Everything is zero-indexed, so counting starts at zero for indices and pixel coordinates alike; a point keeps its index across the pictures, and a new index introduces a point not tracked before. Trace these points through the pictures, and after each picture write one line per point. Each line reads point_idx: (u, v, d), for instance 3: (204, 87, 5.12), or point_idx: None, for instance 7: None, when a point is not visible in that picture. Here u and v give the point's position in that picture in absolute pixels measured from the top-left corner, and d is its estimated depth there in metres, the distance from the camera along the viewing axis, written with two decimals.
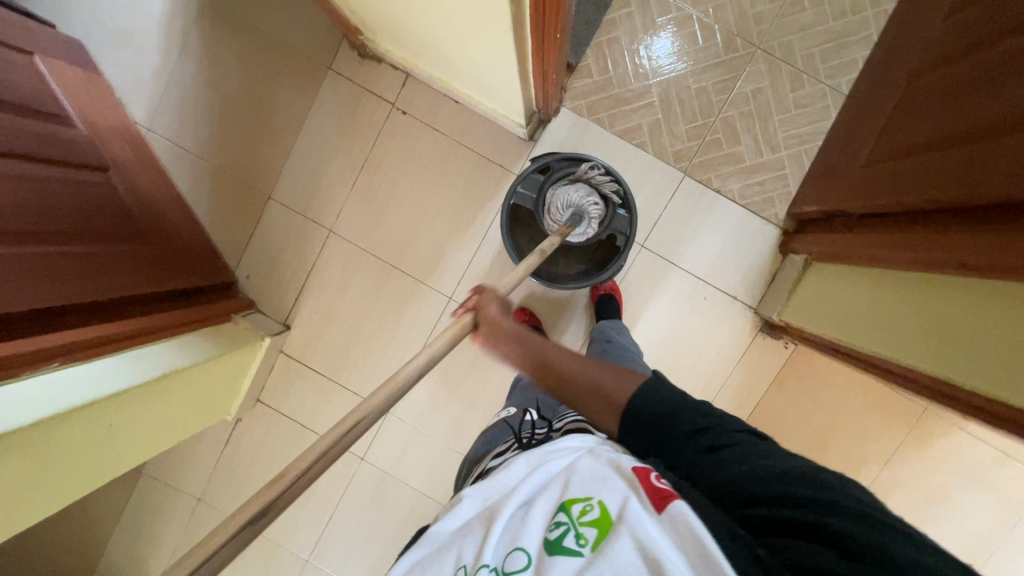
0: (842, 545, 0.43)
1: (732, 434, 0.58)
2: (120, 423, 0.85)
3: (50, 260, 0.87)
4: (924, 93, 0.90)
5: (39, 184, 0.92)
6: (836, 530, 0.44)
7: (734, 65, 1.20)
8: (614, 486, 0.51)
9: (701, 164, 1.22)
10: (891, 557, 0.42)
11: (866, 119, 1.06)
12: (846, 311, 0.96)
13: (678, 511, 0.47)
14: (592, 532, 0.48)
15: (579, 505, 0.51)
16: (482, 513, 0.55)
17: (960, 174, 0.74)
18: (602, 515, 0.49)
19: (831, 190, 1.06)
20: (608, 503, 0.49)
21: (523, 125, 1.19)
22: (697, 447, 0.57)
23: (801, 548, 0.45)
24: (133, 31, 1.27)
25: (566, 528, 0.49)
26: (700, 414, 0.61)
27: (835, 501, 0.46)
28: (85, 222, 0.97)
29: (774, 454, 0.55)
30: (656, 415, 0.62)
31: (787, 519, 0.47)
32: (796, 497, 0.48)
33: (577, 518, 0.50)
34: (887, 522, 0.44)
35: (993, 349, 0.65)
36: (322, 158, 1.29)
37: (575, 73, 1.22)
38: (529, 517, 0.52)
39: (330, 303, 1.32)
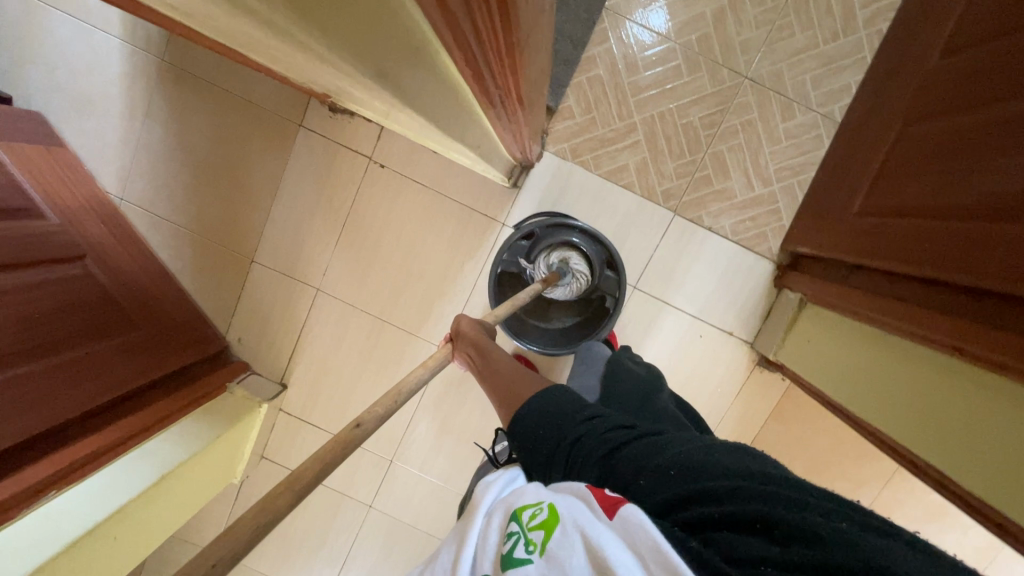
0: (768, 532, 0.41)
1: (623, 434, 0.57)
2: (126, 533, 0.86)
3: (43, 377, 0.86)
4: (920, 146, 0.86)
5: (24, 293, 0.90)
6: (756, 514, 0.43)
7: (721, 97, 1.15)
8: (566, 497, 0.49)
9: (691, 202, 1.19)
10: (814, 532, 0.40)
11: (860, 155, 1.01)
12: (840, 367, 0.95)
13: (628, 512, 0.45)
14: (540, 536, 0.46)
15: (528, 511, 0.48)
16: (445, 545, 0.51)
17: (956, 252, 0.71)
18: (550, 516, 0.47)
19: (827, 233, 1.03)
20: (557, 504, 0.48)
21: (506, 175, 1.15)
22: (592, 456, 0.55)
23: (734, 540, 0.42)
24: (92, 97, 1.21)
25: (516, 538, 0.46)
26: (580, 421, 0.60)
27: (744, 487, 0.45)
28: (74, 325, 0.96)
29: (663, 446, 0.54)
30: (547, 440, 0.60)
31: (709, 513, 0.44)
32: (709, 492, 0.46)
33: (528, 525, 0.47)
34: (798, 497, 0.43)
35: (992, 452, 0.63)
36: (302, 217, 1.26)
37: (556, 115, 1.17)
38: (485, 539, 0.48)
39: (324, 359, 1.32)
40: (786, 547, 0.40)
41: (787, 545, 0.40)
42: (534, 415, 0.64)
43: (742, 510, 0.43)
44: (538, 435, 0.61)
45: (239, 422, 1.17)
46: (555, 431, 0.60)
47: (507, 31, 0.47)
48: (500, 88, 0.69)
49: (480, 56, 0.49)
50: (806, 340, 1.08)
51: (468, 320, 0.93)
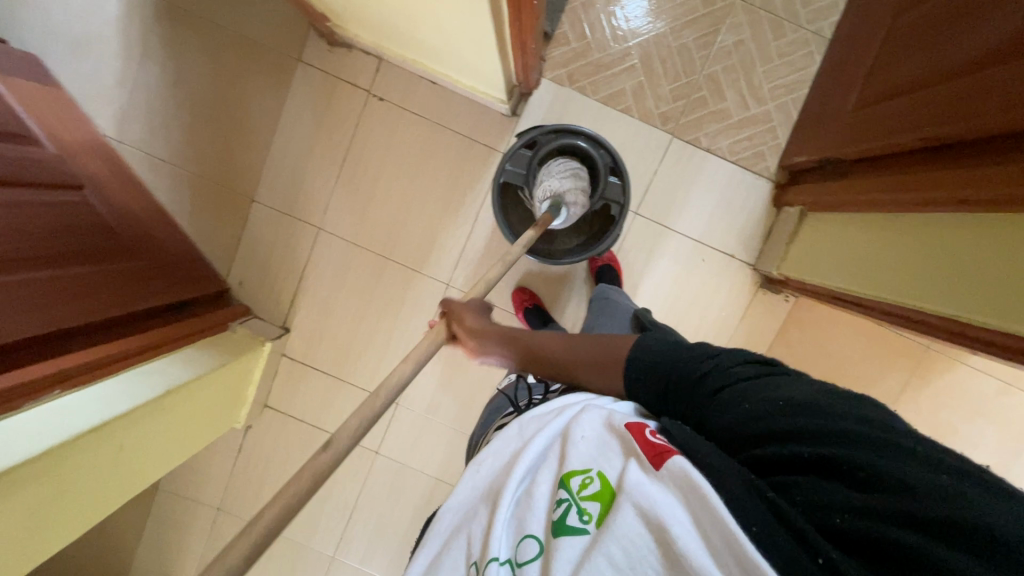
0: (854, 476, 0.42)
1: (747, 371, 0.55)
2: (131, 443, 0.85)
3: (36, 286, 0.85)
4: (911, 30, 0.88)
5: (21, 208, 0.89)
6: (849, 463, 0.42)
7: (713, 19, 1.17)
8: (614, 458, 0.51)
9: (688, 124, 1.20)
10: (905, 481, 0.40)
11: (853, 59, 1.03)
12: (844, 259, 0.96)
13: (677, 465, 0.46)
14: (593, 505, 0.48)
15: (579, 479, 0.51)
16: (487, 501, 0.55)
17: (955, 108, 0.73)
18: (603, 488, 0.49)
19: (824, 137, 1.05)
20: (607, 473, 0.50)
21: (505, 102, 1.16)
22: (701, 395, 0.55)
23: (817, 484, 0.43)
24: (89, 38, 1.21)
25: (567, 505, 0.49)
26: (699, 358, 0.58)
27: (846, 429, 0.44)
28: (69, 245, 0.95)
29: (785, 382, 0.52)
30: (657, 376, 0.59)
31: (801, 454, 0.45)
32: (807, 433, 0.46)
33: (578, 493, 0.50)
34: (906, 446, 0.42)
35: (1006, 277, 0.63)
36: (301, 154, 1.25)
37: (552, 42, 1.19)
38: (533, 497, 0.52)
39: (326, 300, 1.31)
40: (871, 497, 0.41)
41: (870, 493, 0.41)
42: (644, 353, 0.62)
43: (830, 454, 0.43)
44: (650, 372, 0.60)
45: (242, 356, 1.16)
46: (672, 373, 0.58)
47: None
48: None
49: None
50: (809, 246, 1.09)
51: (473, 313, 0.78)
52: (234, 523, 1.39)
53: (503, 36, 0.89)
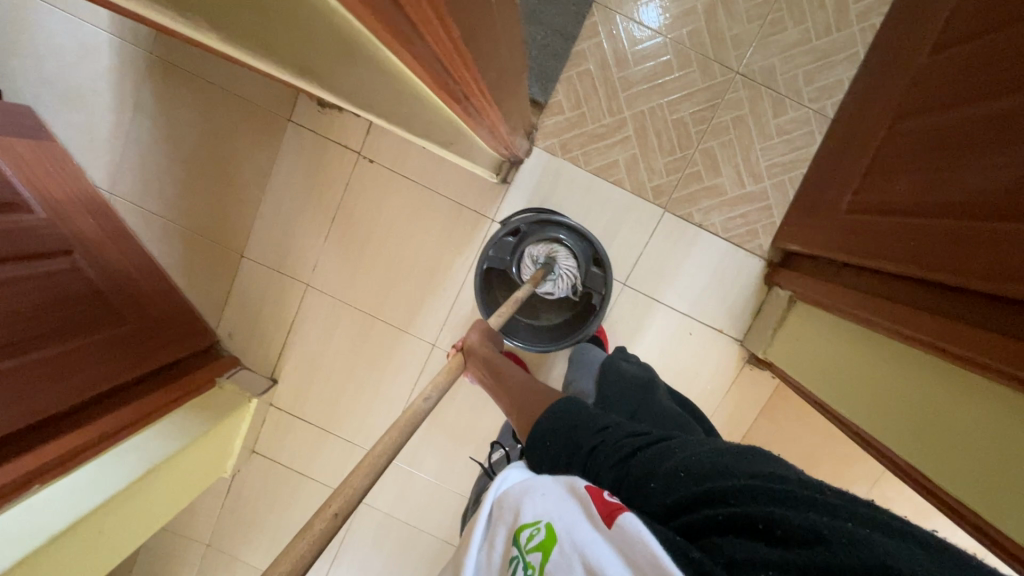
0: (768, 532, 0.41)
1: (640, 440, 0.58)
2: (112, 526, 0.88)
3: (35, 370, 0.87)
4: (913, 142, 0.84)
5: (21, 287, 0.90)
6: (762, 519, 0.42)
7: (711, 93, 1.14)
8: (564, 507, 0.49)
9: (681, 199, 1.18)
10: (815, 531, 0.40)
11: (852, 151, 1.00)
12: (830, 368, 0.94)
13: (625, 522, 0.45)
14: (538, 557, 0.45)
15: (527, 530, 0.48)
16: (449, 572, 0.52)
17: (939, 252, 0.71)
18: (547, 536, 0.46)
19: (816, 231, 1.02)
20: (554, 523, 0.47)
21: (495, 171, 1.15)
22: (606, 462, 0.57)
23: (736, 543, 0.42)
24: (83, 90, 1.20)
25: (516, 562, 0.46)
26: (595, 431, 0.61)
27: (754, 488, 0.46)
28: (66, 320, 0.96)
29: (677, 449, 0.55)
30: (561, 441, 0.63)
31: (716, 517, 0.45)
32: (720, 495, 0.47)
33: (526, 546, 0.46)
34: (804, 496, 0.43)
35: (981, 461, 0.61)
36: (291, 212, 1.25)
37: (545, 110, 1.17)
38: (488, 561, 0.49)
39: (314, 353, 1.33)
40: (791, 550, 0.39)
41: (784, 547, 0.40)
42: (549, 422, 0.66)
43: (742, 512, 0.44)
44: (557, 446, 0.62)
45: (227, 418, 1.18)
46: (571, 440, 0.62)
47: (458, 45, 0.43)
48: (474, 103, 0.64)
49: (437, 72, 0.46)
50: (794, 338, 1.07)
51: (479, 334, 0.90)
52: (223, 559, 1.43)
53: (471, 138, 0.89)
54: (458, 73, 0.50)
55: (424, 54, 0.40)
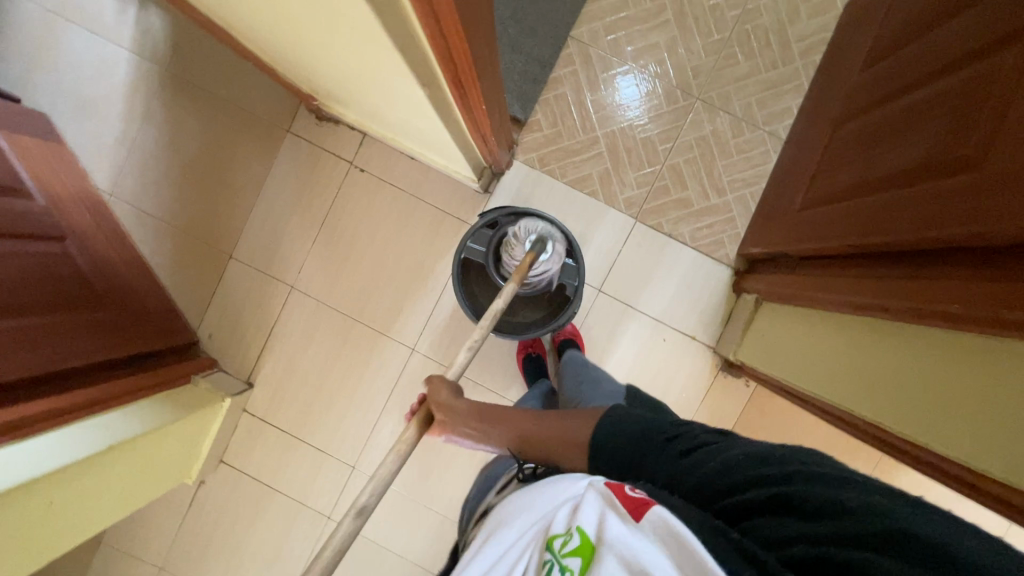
0: (801, 508, 0.46)
1: (707, 437, 0.62)
2: (63, 500, 0.85)
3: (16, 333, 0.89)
4: (850, 141, 0.94)
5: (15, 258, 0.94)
6: (801, 497, 0.47)
7: (676, 116, 1.25)
8: (592, 509, 0.49)
9: (650, 210, 1.26)
10: (842, 505, 0.45)
11: (802, 161, 1.10)
12: (793, 351, 0.98)
13: (656, 516, 0.46)
14: (574, 561, 0.45)
15: (560, 539, 0.48)
16: None
17: (873, 221, 0.78)
18: (582, 541, 0.46)
19: (773, 232, 1.10)
20: (585, 527, 0.47)
21: (478, 180, 1.24)
22: (670, 453, 0.60)
23: (771, 524, 0.47)
24: (97, 100, 1.30)
25: (550, 566, 0.46)
26: (671, 425, 0.65)
27: (796, 473, 0.50)
28: (54, 294, 0.99)
29: (739, 444, 0.58)
30: (633, 427, 0.65)
31: (757, 500, 0.49)
32: (762, 480, 0.51)
33: (560, 552, 0.47)
34: (840, 480, 0.47)
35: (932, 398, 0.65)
36: (281, 217, 1.32)
37: (524, 128, 1.27)
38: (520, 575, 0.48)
39: (293, 357, 1.33)
40: (819, 524, 0.44)
41: (815, 521, 0.45)
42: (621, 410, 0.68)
43: (781, 493, 0.48)
44: (627, 435, 0.64)
45: (195, 415, 1.16)
46: (640, 431, 0.64)
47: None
48: (461, 76, 0.73)
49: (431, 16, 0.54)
50: (761, 335, 1.12)
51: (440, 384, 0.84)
52: None
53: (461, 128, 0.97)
54: (444, 17, 0.56)
55: None
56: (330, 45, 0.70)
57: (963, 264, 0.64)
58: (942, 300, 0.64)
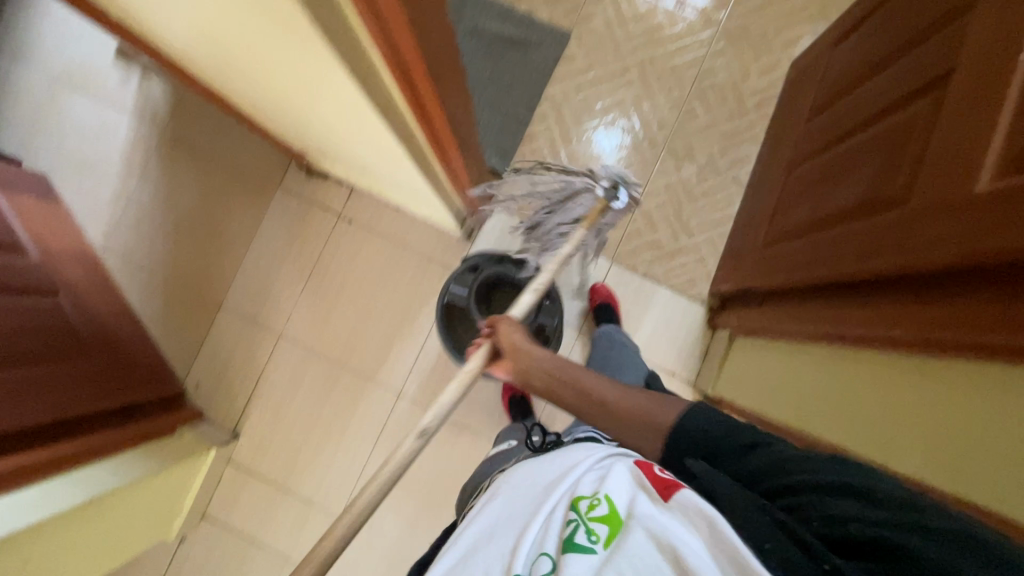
0: (868, 494, 0.48)
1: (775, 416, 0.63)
2: (34, 559, 0.83)
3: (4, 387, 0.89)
4: (802, 182, 1.02)
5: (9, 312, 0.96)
6: (863, 485, 0.49)
7: (645, 165, 1.34)
8: (621, 486, 0.56)
9: (626, 252, 1.33)
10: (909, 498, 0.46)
11: (762, 203, 1.18)
12: (767, 382, 1.02)
13: (684, 498, 0.52)
14: (600, 528, 0.51)
15: (586, 501, 0.55)
16: (500, 538, 0.58)
17: (826, 253, 0.84)
18: (610, 513, 0.52)
19: (741, 269, 1.17)
20: (614, 499, 0.54)
21: (461, 228, 1.31)
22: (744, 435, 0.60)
23: (827, 503, 0.49)
24: (93, 160, 1.35)
25: (575, 524, 0.53)
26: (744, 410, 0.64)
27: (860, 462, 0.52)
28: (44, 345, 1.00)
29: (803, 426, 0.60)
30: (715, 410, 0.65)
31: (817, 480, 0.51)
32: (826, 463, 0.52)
33: (587, 513, 0.53)
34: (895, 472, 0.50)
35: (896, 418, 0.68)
36: (272, 267, 1.37)
37: (504, 179, 1.35)
38: (548, 525, 0.55)
39: (279, 405, 1.34)
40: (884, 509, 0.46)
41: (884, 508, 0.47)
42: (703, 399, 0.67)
43: (839, 480, 0.50)
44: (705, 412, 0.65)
45: (177, 467, 1.17)
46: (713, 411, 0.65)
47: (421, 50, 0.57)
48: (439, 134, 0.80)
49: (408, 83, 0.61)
50: (737, 368, 1.16)
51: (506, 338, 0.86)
52: None
53: (439, 187, 1.04)
54: (421, 85, 0.63)
55: (400, 58, 0.55)
56: (315, 110, 0.77)
57: (912, 289, 0.69)
58: (899, 324, 0.68)
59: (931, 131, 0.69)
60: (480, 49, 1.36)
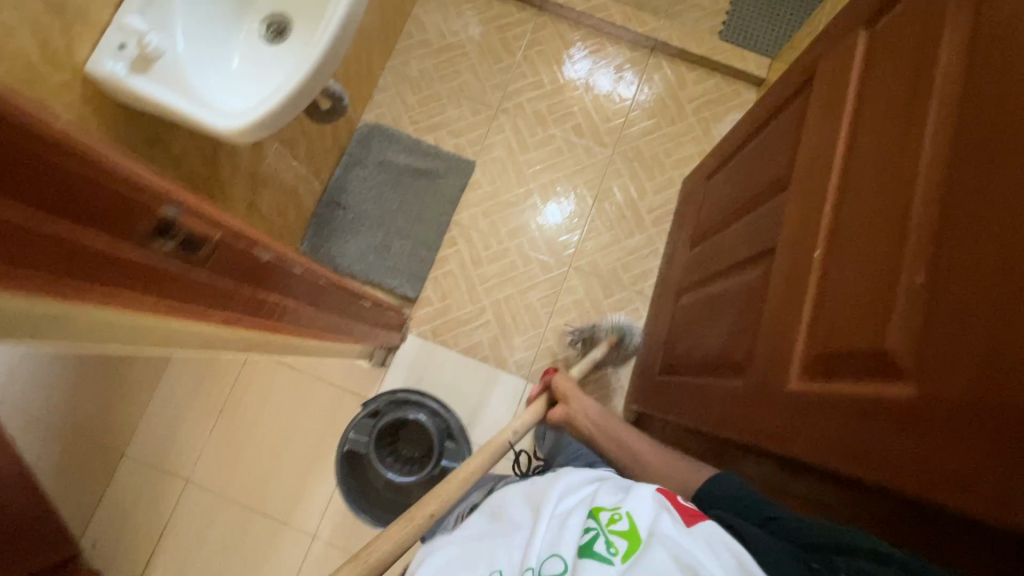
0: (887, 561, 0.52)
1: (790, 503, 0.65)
2: None
3: None
4: (684, 312, 1.06)
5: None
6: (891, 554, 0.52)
7: (552, 282, 1.38)
8: (644, 503, 0.56)
9: (539, 370, 1.34)
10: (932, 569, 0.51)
11: (659, 322, 1.22)
12: None
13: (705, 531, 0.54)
14: (620, 541, 0.51)
15: (608, 514, 0.55)
16: (507, 534, 0.57)
17: (696, 404, 0.85)
18: (631, 530, 0.53)
19: (644, 390, 1.18)
20: (636, 517, 0.54)
21: (375, 358, 1.31)
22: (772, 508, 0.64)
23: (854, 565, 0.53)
24: None
25: (595, 532, 0.52)
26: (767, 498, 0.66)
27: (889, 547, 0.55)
28: None
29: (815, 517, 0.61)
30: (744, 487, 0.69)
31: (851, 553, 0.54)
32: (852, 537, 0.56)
33: (607, 525, 0.53)
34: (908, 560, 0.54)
35: None
36: (179, 407, 1.32)
37: (416, 303, 1.37)
38: (564, 525, 0.55)
39: (185, 558, 1.26)
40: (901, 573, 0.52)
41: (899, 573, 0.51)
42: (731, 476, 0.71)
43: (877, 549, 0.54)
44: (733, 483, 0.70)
45: None
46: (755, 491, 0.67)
47: (262, 263, 0.56)
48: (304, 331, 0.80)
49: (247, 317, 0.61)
50: None
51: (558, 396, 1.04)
52: None
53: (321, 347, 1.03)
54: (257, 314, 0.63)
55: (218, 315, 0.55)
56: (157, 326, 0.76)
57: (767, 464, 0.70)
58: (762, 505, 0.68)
59: (764, 297, 0.73)
60: (387, 180, 1.41)
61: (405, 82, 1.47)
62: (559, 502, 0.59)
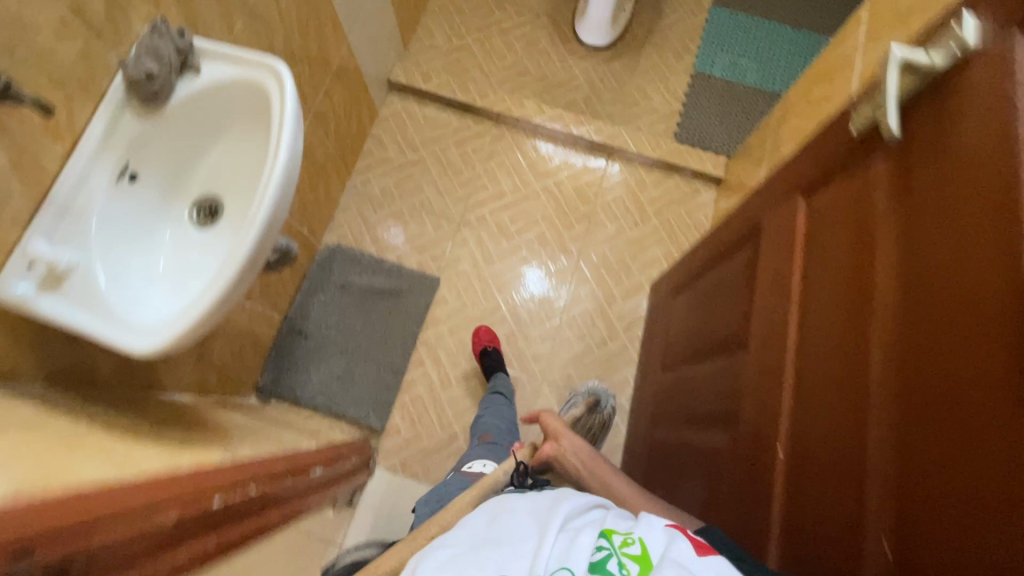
0: None
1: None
2: None
3: None
4: (659, 447, 1.01)
5: None
6: None
7: (525, 400, 1.33)
8: (656, 525, 0.45)
9: None
10: None
11: (638, 446, 1.16)
12: None
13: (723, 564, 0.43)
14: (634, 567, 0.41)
15: (620, 535, 0.43)
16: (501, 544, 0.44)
17: None
18: (644, 555, 0.42)
19: None
20: (650, 541, 0.43)
21: (341, 500, 1.18)
22: None
23: None
24: None
25: (607, 553, 0.42)
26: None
27: None
28: None
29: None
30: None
31: None
32: None
33: (620, 548, 0.42)
34: None
35: None
36: None
37: (384, 433, 1.30)
38: (569, 545, 0.43)
39: None
40: None
41: None
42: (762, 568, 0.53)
43: None
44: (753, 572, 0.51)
45: None
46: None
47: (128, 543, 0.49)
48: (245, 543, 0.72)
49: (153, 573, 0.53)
50: None
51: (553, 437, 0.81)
52: None
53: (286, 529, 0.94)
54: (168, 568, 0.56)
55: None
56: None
57: None
58: None
59: (736, 464, 0.71)
60: (350, 304, 1.37)
61: (367, 201, 1.47)
62: (566, 510, 0.47)
